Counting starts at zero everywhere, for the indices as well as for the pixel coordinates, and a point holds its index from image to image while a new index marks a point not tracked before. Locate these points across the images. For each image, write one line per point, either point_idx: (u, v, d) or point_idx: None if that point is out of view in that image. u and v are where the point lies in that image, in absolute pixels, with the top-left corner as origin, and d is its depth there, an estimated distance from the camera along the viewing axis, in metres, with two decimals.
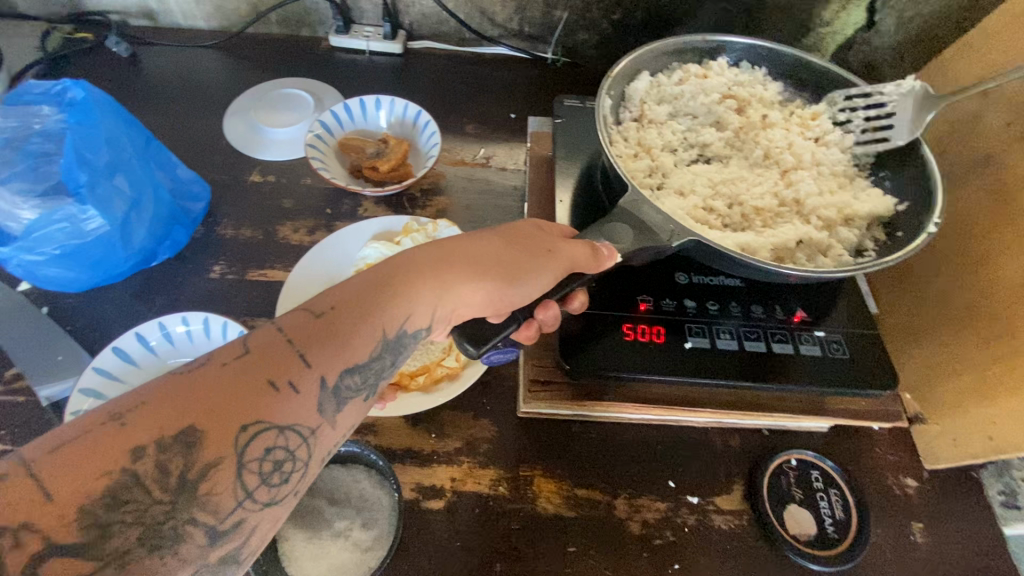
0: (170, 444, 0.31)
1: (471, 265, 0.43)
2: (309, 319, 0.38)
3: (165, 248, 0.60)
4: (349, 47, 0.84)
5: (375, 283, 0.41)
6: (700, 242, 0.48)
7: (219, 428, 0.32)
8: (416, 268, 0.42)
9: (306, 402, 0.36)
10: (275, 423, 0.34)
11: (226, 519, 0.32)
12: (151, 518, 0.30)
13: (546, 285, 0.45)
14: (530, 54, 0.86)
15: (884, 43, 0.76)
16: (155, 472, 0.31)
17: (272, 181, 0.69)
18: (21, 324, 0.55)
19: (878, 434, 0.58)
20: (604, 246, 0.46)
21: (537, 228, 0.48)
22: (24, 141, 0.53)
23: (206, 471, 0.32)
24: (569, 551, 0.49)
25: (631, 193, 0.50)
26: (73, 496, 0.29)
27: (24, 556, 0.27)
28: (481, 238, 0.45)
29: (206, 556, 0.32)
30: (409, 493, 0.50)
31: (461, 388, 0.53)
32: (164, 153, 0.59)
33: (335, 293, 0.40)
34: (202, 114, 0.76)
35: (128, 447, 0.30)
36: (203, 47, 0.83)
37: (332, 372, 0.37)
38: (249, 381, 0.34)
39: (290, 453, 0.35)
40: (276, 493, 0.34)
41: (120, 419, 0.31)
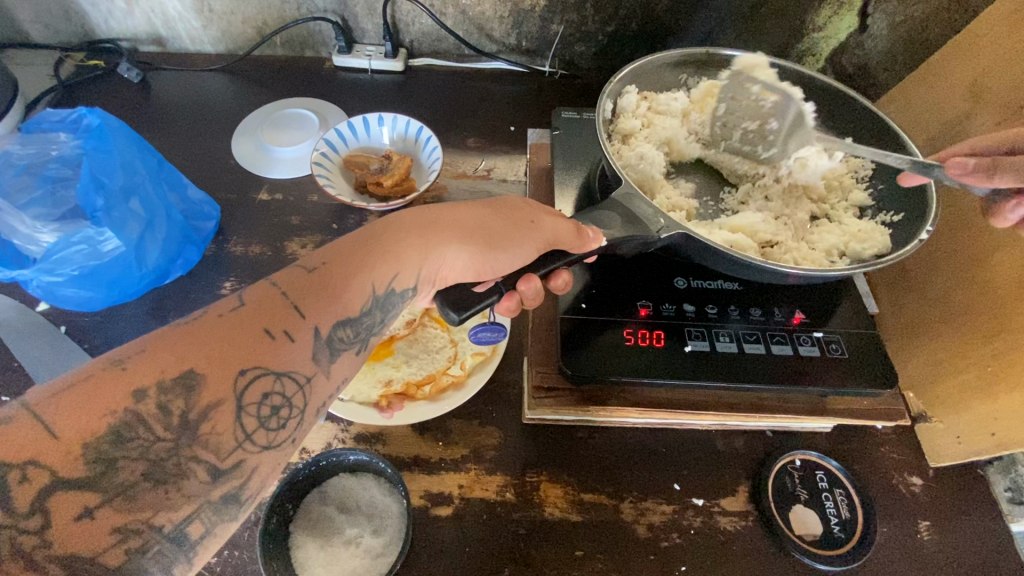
0: (170, 386, 0.33)
1: (454, 229, 0.46)
2: (303, 275, 0.41)
3: (178, 266, 0.62)
4: (351, 66, 0.86)
5: (362, 242, 0.43)
6: (689, 235, 0.49)
7: (218, 372, 0.34)
8: (403, 230, 0.45)
9: (301, 349, 0.38)
10: (271, 368, 0.36)
11: (227, 458, 0.34)
12: (155, 454, 0.32)
13: (525, 256, 0.46)
14: (527, 68, 0.88)
15: (876, 46, 0.77)
16: (157, 412, 0.32)
17: (279, 200, 0.71)
18: (40, 342, 0.57)
19: (883, 434, 0.58)
20: (590, 228, 0.47)
21: (525, 202, 0.50)
22: (42, 167, 0.55)
23: (207, 412, 0.34)
24: (577, 556, 0.49)
25: (625, 185, 0.51)
26: (78, 434, 0.30)
27: (32, 491, 0.29)
28: (465, 208, 0.48)
29: (210, 493, 0.33)
30: (418, 500, 0.51)
31: (467, 395, 0.54)
32: (175, 174, 0.62)
33: (328, 251, 0.43)
34: (210, 135, 0.78)
35: (129, 389, 0.32)
36: (210, 71, 0.86)
37: (326, 323, 0.39)
38: (246, 330, 0.36)
39: (286, 400, 0.37)
40: (275, 437, 0.36)
41: (121, 364, 0.33)
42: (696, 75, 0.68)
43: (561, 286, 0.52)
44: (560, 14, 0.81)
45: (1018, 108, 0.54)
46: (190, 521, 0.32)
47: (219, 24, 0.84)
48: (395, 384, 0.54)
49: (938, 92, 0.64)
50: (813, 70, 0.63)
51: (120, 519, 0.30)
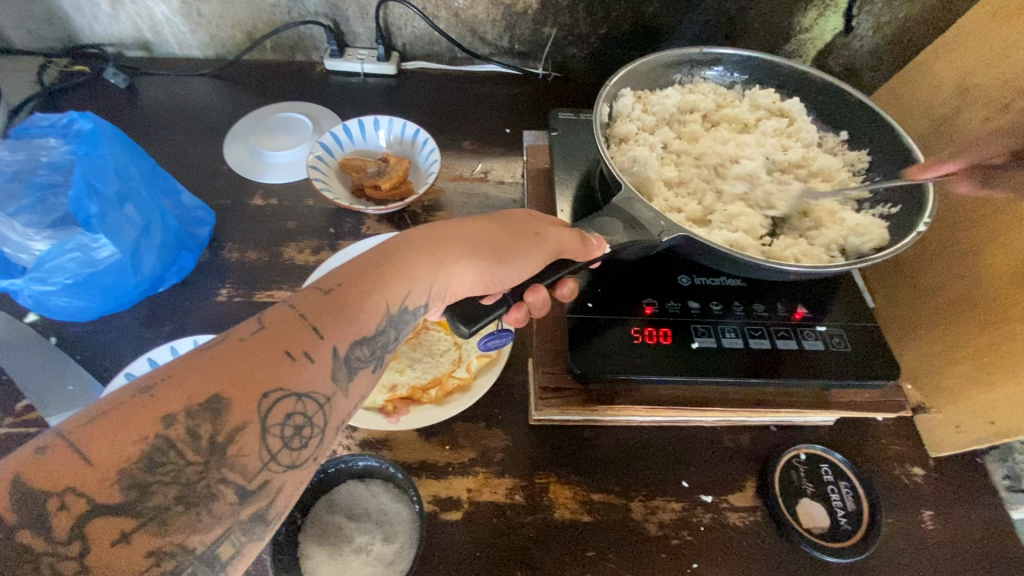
0: (198, 411, 0.32)
1: (465, 244, 0.45)
2: (319, 296, 0.40)
3: (173, 273, 0.60)
4: (343, 70, 0.86)
5: (375, 260, 0.43)
6: (689, 238, 0.49)
7: (243, 395, 0.33)
8: (411, 247, 0.44)
9: (320, 370, 0.37)
10: (293, 389, 0.35)
11: (254, 479, 0.33)
12: (186, 478, 0.31)
13: (534, 268, 0.46)
14: (520, 71, 0.88)
15: (863, 47, 0.79)
16: (186, 437, 0.31)
17: (274, 204, 0.70)
18: (31, 357, 0.55)
19: (883, 425, 0.59)
20: (593, 237, 0.47)
21: (529, 215, 0.50)
22: (32, 173, 0.54)
23: (234, 435, 0.33)
24: (588, 556, 0.49)
25: (626, 190, 0.52)
26: (111, 462, 0.29)
27: (71, 518, 0.28)
28: (473, 223, 0.47)
29: (238, 513, 0.32)
30: (428, 505, 0.51)
31: (473, 398, 0.53)
32: (169, 179, 0.60)
33: (340, 271, 0.42)
34: (201, 141, 0.77)
35: (159, 415, 0.31)
36: (199, 76, 0.84)
37: (344, 343, 0.39)
38: (266, 352, 0.35)
39: (309, 419, 0.36)
40: (298, 457, 0.35)
41: (149, 391, 0.32)
42: (690, 72, 0.69)
43: (568, 294, 0.52)
44: (552, 16, 0.81)
45: (1007, 103, 0.55)
46: (220, 543, 0.32)
47: (208, 28, 0.83)
48: (400, 388, 0.54)
49: (925, 92, 0.65)
50: (804, 66, 0.64)
51: (154, 543, 0.29)
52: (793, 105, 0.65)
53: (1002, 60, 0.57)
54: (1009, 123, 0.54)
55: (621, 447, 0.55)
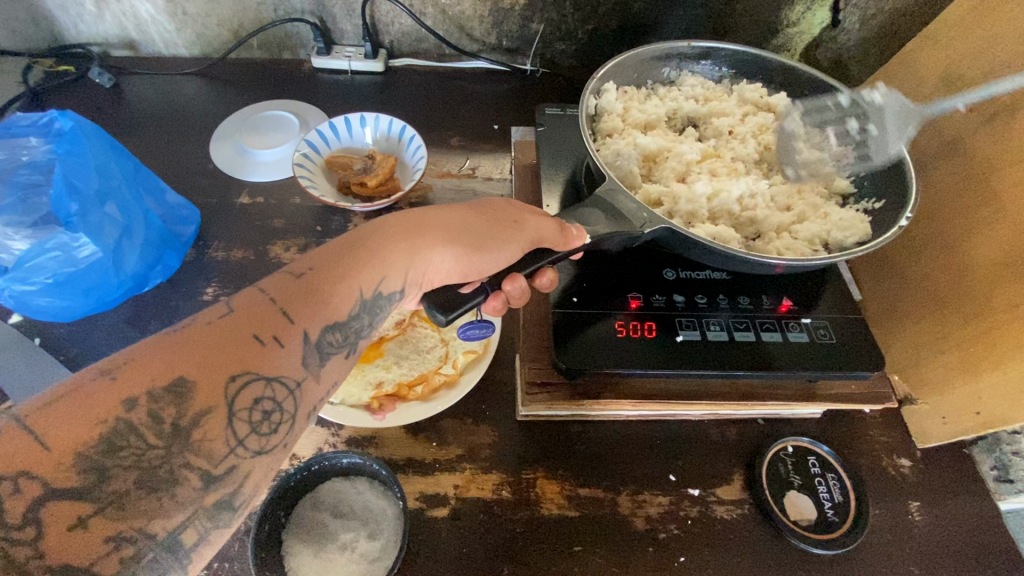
0: (161, 395, 0.32)
1: (441, 230, 0.45)
2: (290, 281, 0.40)
3: (157, 272, 0.60)
4: (331, 68, 0.85)
5: (349, 246, 0.43)
6: (672, 229, 0.49)
7: (209, 378, 0.33)
8: (385, 233, 0.44)
9: (291, 355, 0.37)
10: (262, 373, 0.35)
11: (220, 464, 0.33)
12: (149, 462, 0.31)
13: (512, 256, 0.46)
14: (508, 67, 0.88)
15: (850, 40, 0.79)
16: (148, 420, 0.31)
17: (260, 203, 0.70)
18: (14, 358, 0.55)
19: (871, 417, 0.59)
20: (574, 227, 0.47)
21: (510, 203, 0.49)
22: (12, 174, 0.52)
23: (199, 419, 0.33)
24: (575, 550, 0.49)
25: (609, 181, 0.51)
26: (68, 445, 0.29)
27: (25, 502, 0.28)
28: (452, 209, 0.47)
29: (202, 499, 0.32)
30: (413, 502, 0.51)
31: (460, 394, 0.53)
32: (153, 179, 0.60)
33: (313, 256, 0.42)
34: (188, 139, 0.76)
35: (120, 398, 0.31)
36: (186, 75, 0.84)
37: (315, 328, 0.38)
38: (234, 336, 0.35)
39: (278, 405, 0.36)
40: (266, 442, 0.35)
41: (110, 374, 0.32)
42: (677, 68, 0.68)
43: (547, 284, 0.52)
44: (539, 12, 0.81)
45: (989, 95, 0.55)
46: (184, 528, 0.32)
47: (194, 26, 0.82)
48: (386, 385, 0.54)
49: (909, 85, 0.65)
50: (792, 61, 0.64)
51: (113, 528, 0.29)
52: (779, 101, 0.65)
53: (984, 51, 0.57)
54: (992, 114, 0.55)
55: (605, 439, 0.55)
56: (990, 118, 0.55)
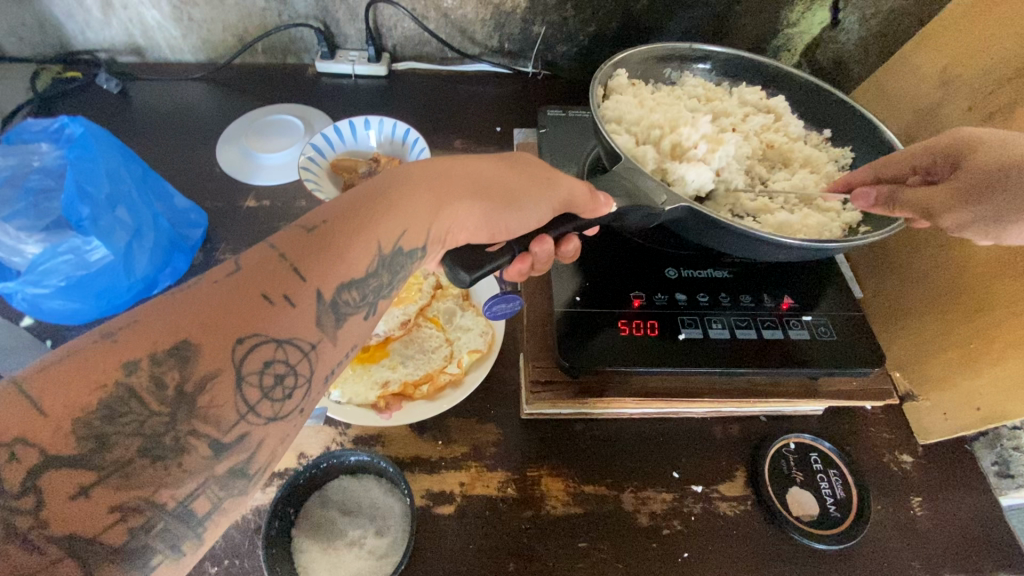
0: (164, 358, 0.32)
1: (467, 189, 0.45)
2: (302, 235, 0.39)
3: (166, 275, 0.61)
4: (335, 72, 0.86)
5: (367, 199, 0.42)
6: (693, 208, 0.49)
7: (214, 341, 0.33)
8: (413, 185, 0.44)
9: (303, 314, 0.37)
10: (273, 334, 0.35)
11: (229, 432, 0.34)
12: (150, 429, 0.31)
13: (541, 217, 0.47)
14: (510, 69, 0.88)
15: (849, 40, 0.79)
16: (150, 385, 0.32)
17: (266, 206, 0.71)
18: (26, 360, 0.56)
19: (873, 414, 0.59)
20: (602, 194, 0.48)
21: (537, 164, 0.50)
22: (24, 179, 0.54)
23: (204, 384, 0.33)
24: (581, 547, 0.50)
25: (627, 160, 0.52)
26: (67, 410, 0.30)
27: (23, 471, 0.28)
28: (479, 165, 0.48)
29: (213, 467, 0.33)
30: (420, 499, 0.51)
31: (465, 393, 0.54)
32: (161, 184, 0.61)
33: (327, 210, 0.41)
34: (194, 144, 0.77)
35: (123, 361, 0.32)
36: (191, 80, 0.85)
37: (329, 287, 0.38)
38: (245, 294, 0.35)
39: (290, 367, 0.36)
40: (279, 409, 0.36)
41: (112, 338, 0.32)
42: (678, 69, 0.69)
43: (571, 253, 0.54)
44: (540, 15, 0.82)
45: (988, 93, 0.56)
46: (194, 497, 0.32)
47: (199, 32, 0.83)
48: (392, 384, 0.54)
49: (909, 84, 0.66)
50: (791, 67, 0.66)
51: (117, 498, 0.30)
52: (778, 103, 0.66)
53: (983, 50, 0.57)
54: (990, 113, 0.55)
55: (606, 434, 0.56)
56: (988, 117, 0.56)
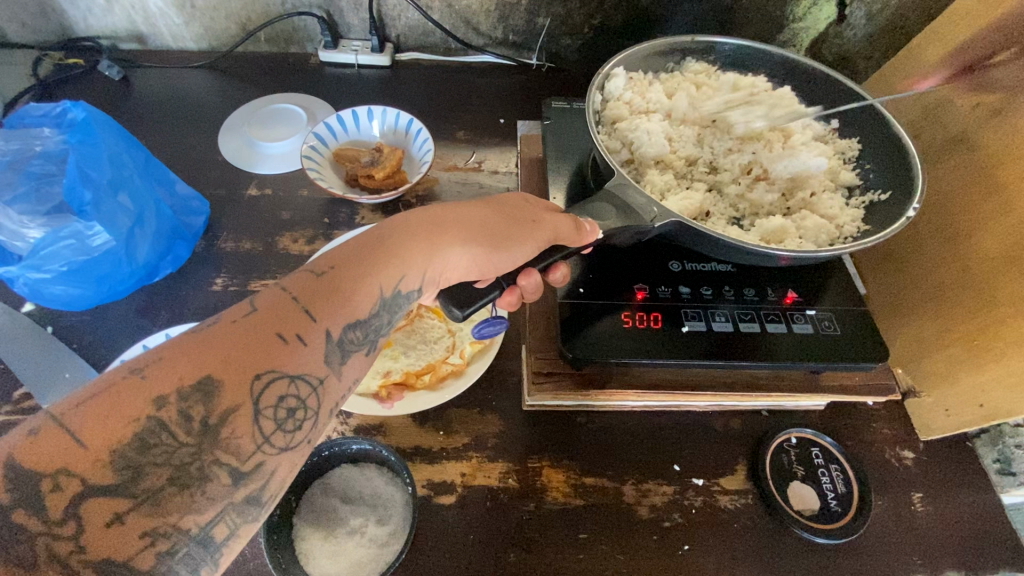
0: (189, 393, 0.33)
1: (460, 230, 0.45)
2: (312, 279, 0.40)
3: (167, 263, 0.61)
4: (338, 62, 0.86)
5: (370, 243, 0.43)
6: (681, 222, 0.49)
7: (234, 378, 0.34)
8: (405, 231, 0.44)
9: (314, 353, 0.37)
10: (286, 371, 0.36)
11: (247, 461, 0.34)
12: (180, 459, 0.32)
13: (528, 255, 0.46)
14: (514, 61, 0.88)
15: (856, 35, 0.79)
16: (178, 419, 0.32)
17: (269, 195, 0.71)
18: (29, 348, 0.56)
19: (874, 409, 0.59)
20: (587, 222, 0.48)
21: (527, 199, 0.50)
22: (26, 163, 0.53)
23: (226, 417, 0.33)
24: (580, 538, 0.50)
25: (619, 175, 0.52)
26: (104, 443, 0.30)
27: (65, 499, 0.29)
28: (471, 206, 0.47)
29: (233, 495, 0.33)
30: (422, 489, 0.51)
31: (468, 381, 0.54)
32: (162, 170, 0.61)
33: (334, 254, 0.42)
34: (197, 132, 0.77)
35: (150, 397, 0.32)
36: (193, 68, 0.85)
37: (336, 327, 0.39)
38: (259, 335, 0.36)
39: (301, 401, 0.36)
40: (291, 439, 0.36)
41: (140, 371, 0.33)
42: (681, 61, 0.68)
43: (560, 279, 0.52)
44: (545, 6, 0.81)
45: (996, 88, 0.56)
46: (215, 524, 0.32)
47: (201, 19, 0.83)
48: (394, 374, 0.54)
49: (917, 78, 0.65)
50: (796, 55, 0.64)
51: (148, 523, 0.30)
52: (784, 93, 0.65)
53: (993, 44, 0.57)
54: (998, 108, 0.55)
55: (607, 425, 0.56)
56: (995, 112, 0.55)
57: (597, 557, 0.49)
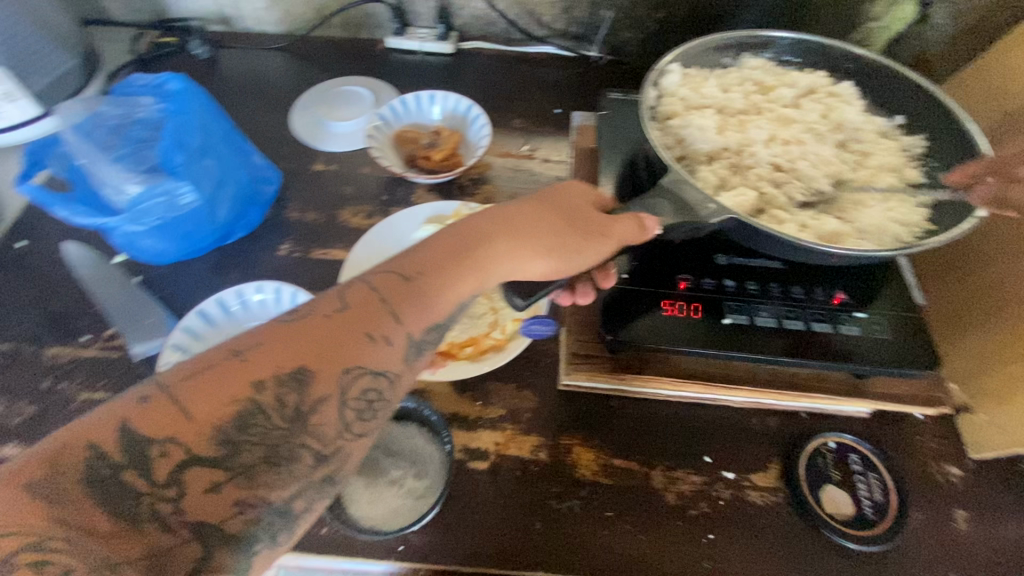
0: (286, 381, 0.37)
1: (531, 235, 0.48)
2: (396, 280, 0.43)
3: (240, 227, 0.66)
4: (404, 48, 0.90)
5: (449, 246, 0.46)
6: (740, 221, 0.50)
7: (326, 369, 0.38)
8: (476, 234, 0.47)
9: (394, 352, 0.41)
10: (370, 367, 0.39)
11: (329, 446, 0.38)
12: (272, 440, 0.36)
13: (596, 255, 0.49)
14: (575, 52, 0.89)
15: (936, 36, 0.75)
16: (274, 403, 0.36)
17: (333, 170, 0.75)
18: (119, 293, 0.63)
19: (921, 422, 0.57)
20: (648, 217, 0.50)
21: (586, 203, 0.52)
22: (128, 128, 0.59)
23: (315, 405, 0.37)
24: (606, 515, 0.51)
25: (675, 171, 0.52)
26: (209, 420, 0.35)
27: (171, 465, 0.34)
28: (536, 211, 0.50)
29: (311, 475, 0.37)
30: (457, 453, 0.54)
31: (509, 357, 0.56)
32: (242, 141, 0.65)
33: (414, 258, 0.45)
34: (272, 109, 0.83)
35: (254, 381, 0.36)
36: (272, 50, 0.91)
37: (417, 327, 0.42)
38: (347, 331, 0.40)
39: (381, 394, 0.40)
40: (367, 427, 0.39)
41: (242, 356, 0.38)
42: (738, 56, 0.67)
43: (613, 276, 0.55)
44: None
45: None
46: (294, 499, 0.37)
47: (283, 4, 0.89)
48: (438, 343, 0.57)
49: (998, 81, 0.62)
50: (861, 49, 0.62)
51: (239, 494, 0.35)
52: (843, 88, 0.64)
53: None
54: None
55: (641, 409, 0.57)
56: None
57: (621, 536, 0.50)
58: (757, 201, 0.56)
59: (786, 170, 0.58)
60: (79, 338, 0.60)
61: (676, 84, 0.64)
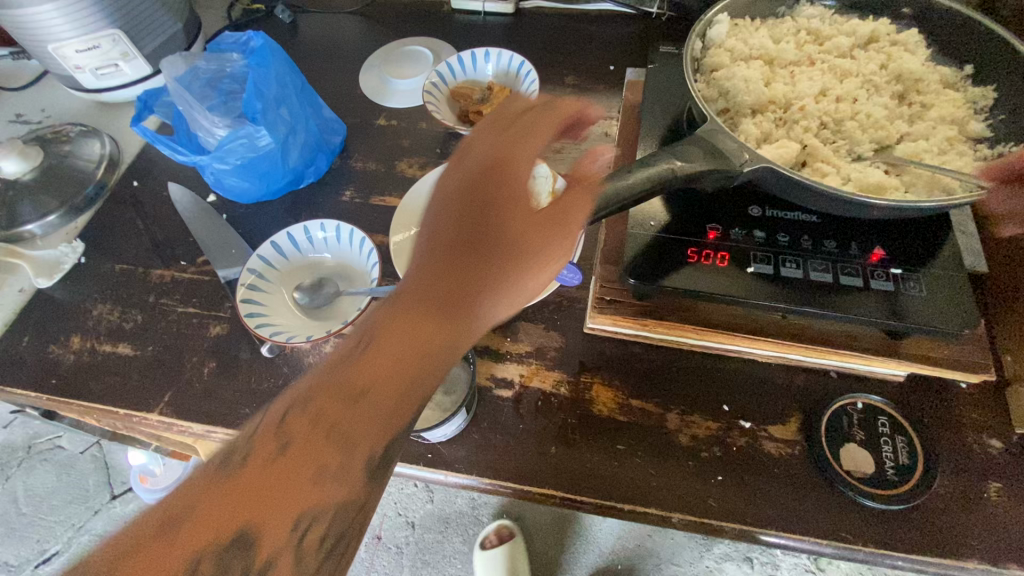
0: (228, 546, 0.32)
1: (476, 295, 0.42)
2: (332, 380, 0.37)
3: (310, 173, 0.74)
4: (466, 9, 0.93)
5: (381, 330, 0.40)
6: (774, 170, 0.47)
7: (279, 509, 0.34)
8: (452, 279, 0.42)
9: (352, 467, 0.36)
10: (308, 503, 0.34)
11: None
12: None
13: (543, 280, 0.45)
14: (634, 9, 0.88)
15: None
16: (220, 571, 0.31)
17: (394, 125, 0.81)
18: (209, 227, 0.73)
19: (965, 392, 0.55)
20: (575, 211, 0.44)
21: (516, 207, 0.45)
22: (220, 82, 0.68)
23: (272, 559, 0.33)
24: (618, 449, 0.54)
25: (711, 121, 0.50)
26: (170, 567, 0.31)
27: None
28: (462, 257, 0.43)
29: None
30: (484, 380, 0.59)
31: (536, 299, 0.61)
32: (314, 95, 0.72)
33: (354, 364, 0.38)
34: (343, 68, 0.90)
35: (181, 559, 0.31)
36: (346, 14, 0.97)
37: (378, 441, 0.37)
38: (284, 467, 0.34)
39: (330, 527, 0.35)
40: (338, 548, 0.35)
41: (175, 517, 0.32)
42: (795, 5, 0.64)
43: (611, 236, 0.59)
44: None
45: None
46: None
47: None
48: None
49: None
50: None
51: None
52: (910, 36, 0.60)
53: None
54: None
55: (661, 357, 0.59)
56: None
57: (631, 470, 0.53)
58: (799, 154, 0.55)
59: (836, 123, 0.56)
60: (178, 263, 0.71)
61: (723, 35, 0.62)
